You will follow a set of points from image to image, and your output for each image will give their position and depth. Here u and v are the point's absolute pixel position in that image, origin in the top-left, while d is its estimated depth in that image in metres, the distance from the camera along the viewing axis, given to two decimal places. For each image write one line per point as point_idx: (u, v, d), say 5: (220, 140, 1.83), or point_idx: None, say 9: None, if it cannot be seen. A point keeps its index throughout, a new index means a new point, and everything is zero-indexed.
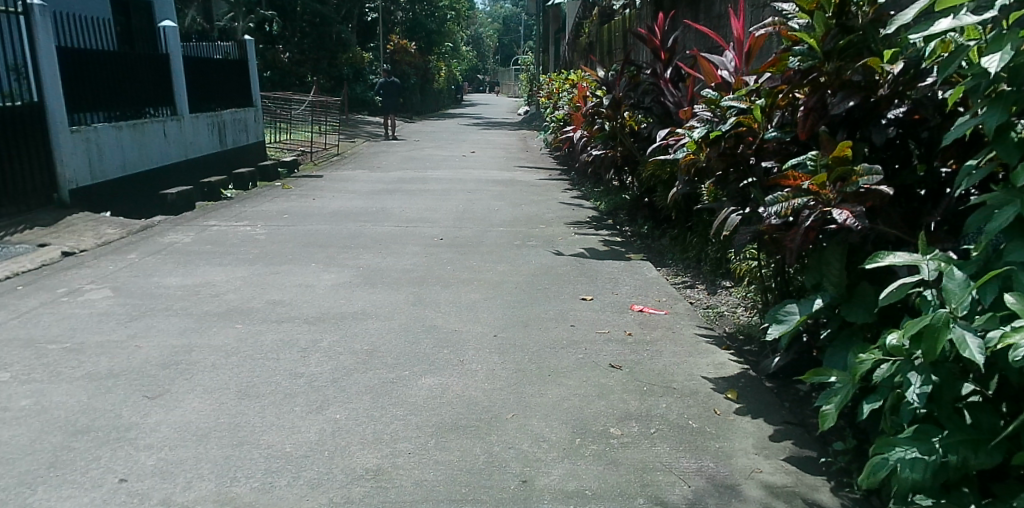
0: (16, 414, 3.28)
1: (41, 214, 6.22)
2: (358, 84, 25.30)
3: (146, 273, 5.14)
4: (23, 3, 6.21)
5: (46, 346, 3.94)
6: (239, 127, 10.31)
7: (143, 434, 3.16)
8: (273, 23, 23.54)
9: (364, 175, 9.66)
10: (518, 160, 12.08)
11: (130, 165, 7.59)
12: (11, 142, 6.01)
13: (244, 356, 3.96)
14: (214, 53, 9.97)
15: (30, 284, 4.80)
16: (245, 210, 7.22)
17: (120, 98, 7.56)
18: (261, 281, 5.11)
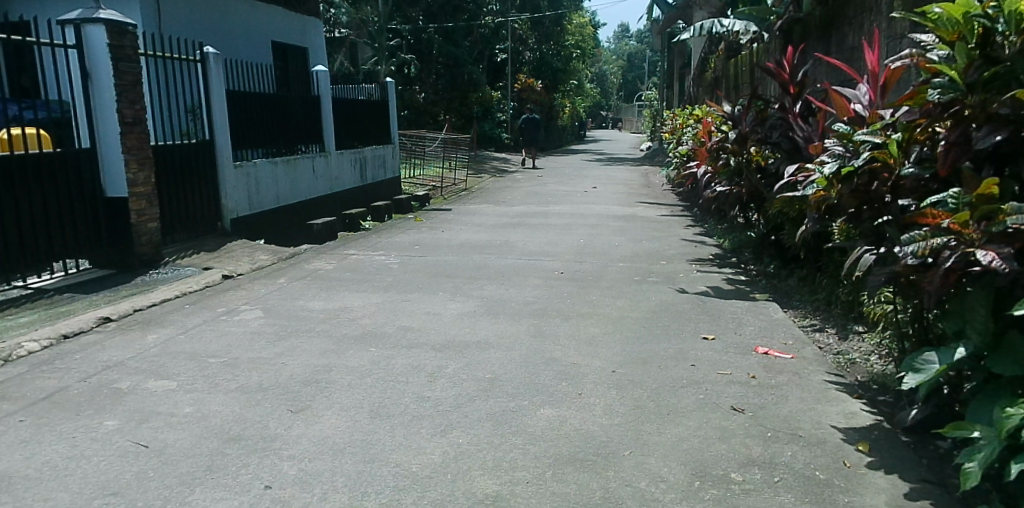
0: (181, 419, 3.69)
1: (207, 240, 6.96)
2: (487, 122, 26.32)
3: (293, 296, 5.61)
4: (201, 52, 7.00)
5: (207, 360, 4.39)
6: (378, 163, 11.01)
7: (287, 445, 3.46)
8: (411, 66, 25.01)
9: (490, 209, 10.01)
10: (639, 195, 12.04)
11: (282, 197, 8.31)
12: (185, 175, 6.77)
13: (377, 377, 4.23)
14: (362, 94, 10.74)
15: (195, 303, 5.36)
16: (380, 240, 7.69)
17: (276, 137, 8.31)
18: (393, 308, 5.44)
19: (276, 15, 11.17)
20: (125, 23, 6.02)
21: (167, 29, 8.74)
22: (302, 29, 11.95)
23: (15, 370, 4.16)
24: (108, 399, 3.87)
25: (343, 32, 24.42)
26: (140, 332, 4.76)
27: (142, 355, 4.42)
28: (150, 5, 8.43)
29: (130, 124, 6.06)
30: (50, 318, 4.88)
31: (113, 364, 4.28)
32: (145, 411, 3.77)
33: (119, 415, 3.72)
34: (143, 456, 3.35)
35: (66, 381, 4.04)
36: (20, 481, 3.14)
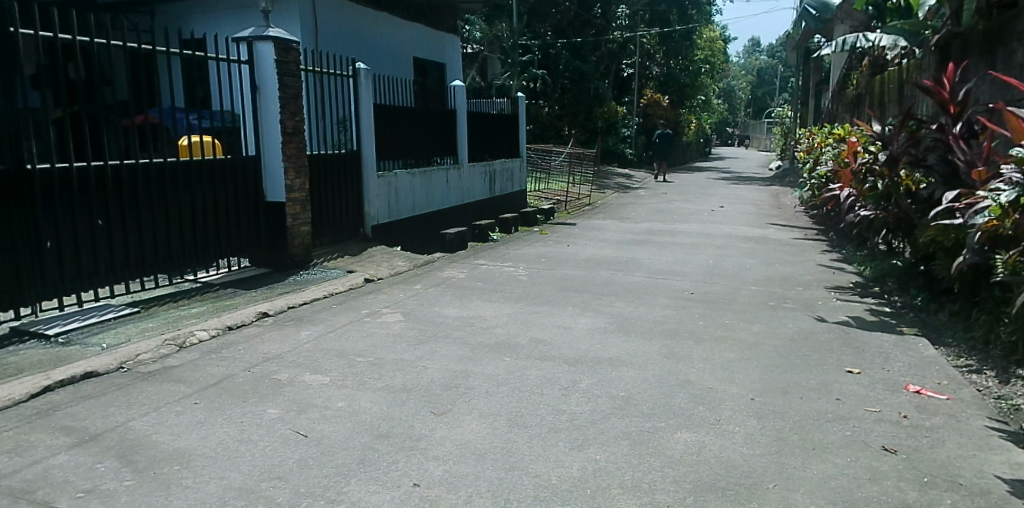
0: (335, 412, 3.94)
1: (350, 245, 7.40)
2: (610, 138, 26.39)
3: (430, 302, 5.84)
4: (353, 67, 7.44)
5: (355, 358, 4.64)
6: (506, 176, 11.25)
7: (432, 446, 3.61)
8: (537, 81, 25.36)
9: (614, 225, 9.98)
10: (769, 216, 11.61)
11: (418, 206, 8.66)
12: (335, 183, 7.23)
13: (512, 387, 4.32)
14: (494, 108, 11.03)
15: (341, 304, 5.69)
16: (508, 252, 7.85)
17: (415, 149, 8.70)
18: (525, 319, 5.54)
19: (417, 32, 11.68)
20: (290, 40, 6.51)
21: (322, 44, 9.34)
22: (441, 45, 12.43)
23: (188, 356, 4.57)
24: (269, 389, 4.18)
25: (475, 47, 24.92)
26: (294, 328, 5.11)
27: (296, 349, 4.74)
28: (308, 23, 9.05)
29: (290, 134, 6.54)
30: (216, 310, 5.34)
31: (272, 356, 4.62)
32: (302, 402, 4.04)
33: (279, 404, 4.01)
34: (303, 445, 3.60)
35: (233, 369, 4.40)
36: (198, 459, 3.46)
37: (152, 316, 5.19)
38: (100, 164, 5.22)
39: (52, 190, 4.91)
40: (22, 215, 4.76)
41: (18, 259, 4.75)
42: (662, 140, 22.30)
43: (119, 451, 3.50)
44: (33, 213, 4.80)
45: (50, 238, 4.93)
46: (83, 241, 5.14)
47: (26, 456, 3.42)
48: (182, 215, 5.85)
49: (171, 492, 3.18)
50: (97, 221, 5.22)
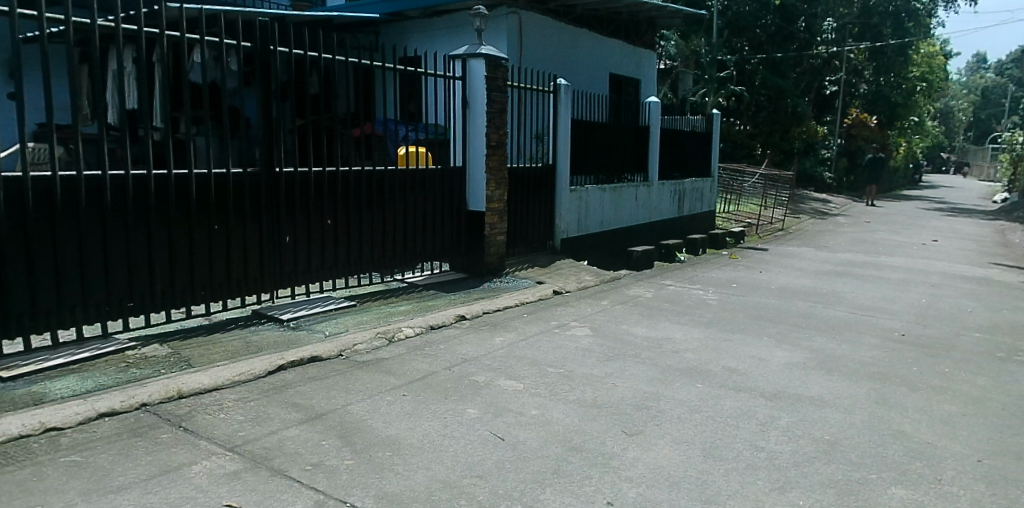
0: (529, 419, 4.07)
1: (539, 256, 7.66)
2: (808, 158, 25.30)
3: (618, 319, 5.86)
4: (554, 83, 7.68)
5: (547, 368, 4.77)
6: (695, 195, 11.04)
7: (625, 466, 3.60)
8: (731, 99, 24.57)
9: (810, 253, 9.42)
10: (995, 255, 10.30)
11: (606, 222, 8.76)
12: (529, 196, 7.51)
13: (705, 415, 4.22)
14: (688, 125, 10.83)
15: (532, 313, 5.88)
16: (697, 274, 7.67)
17: (607, 165, 8.79)
18: (717, 346, 5.38)
19: (615, 48, 11.78)
20: (500, 57, 6.84)
21: (525, 60, 9.74)
22: (637, 61, 12.45)
23: (396, 350, 4.95)
24: (468, 389, 4.41)
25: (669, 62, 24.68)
26: (489, 333, 5.37)
27: (492, 353, 4.97)
28: (515, 40, 9.49)
29: (494, 147, 6.90)
30: (421, 309, 5.75)
31: (470, 358, 4.88)
32: (499, 406, 4.22)
33: (478, 405, 4.22)
34: (500, 448, 3.76)
35: (435, 367, 4.70)
36: (407, 448, 3.74)
37: (365, 309, 5.72)
38: (333, 169, 5.82)
39: (293, 191, 5.56)
40: (269, 212, 5.44)
41: (263, 251, 5.43)
42: (874, 162, 21.18)
43: (340, 432, 3.86)
44: (278, 210, 5.47)
45: (289, 234, 5.59)
46: (315, 238, 5.77)
47: (264, 425, 3.88)
48: (396, 219, 6.37)
49: (385, 476, 3.46)
50: (327, 220, 5.82)
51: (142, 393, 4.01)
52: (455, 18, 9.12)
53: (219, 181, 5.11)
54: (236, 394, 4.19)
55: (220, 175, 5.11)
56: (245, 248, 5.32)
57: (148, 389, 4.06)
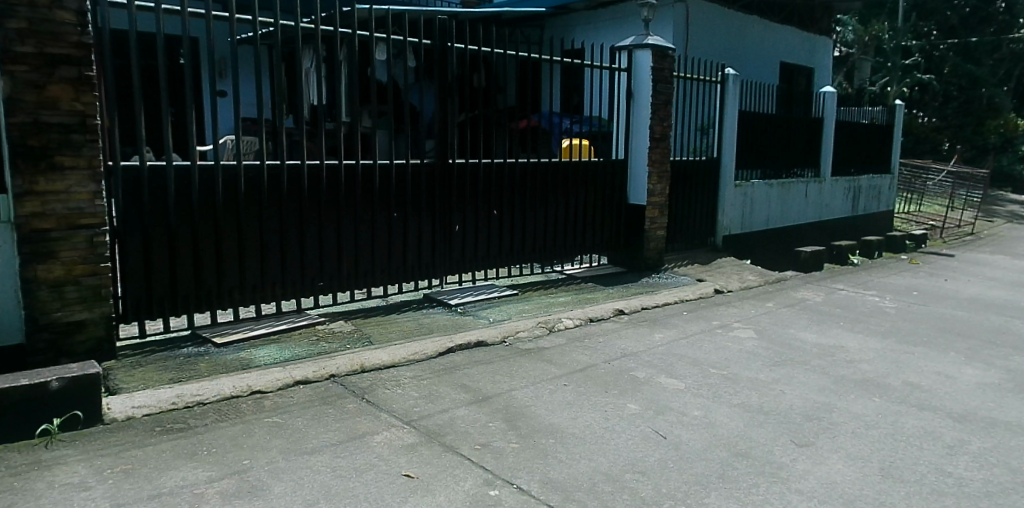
0: (692, 420, 4.03)
1: (700, 253, 7.55)
2: (1005, 156, 21.90)
3: (784, 323, 5.63)
4: (722, 74, 7.51)
5: (709, 369, 4.69)
6: (871, 194, 10.33)
7: (794, 477, 3.46)
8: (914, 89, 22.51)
9: (1008, 262, 8.47)
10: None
11: (771, 221, 8.47)
12: (691, 190, 7.41)
13: (883, 432, 3.96)
14: (867, 117, 10.11)
15: (693, 312, 5.79)
16: (872, 279, 7.17)
17: (775, 159, 8.46)
18: (896, 359, 5.01)
19: (788, 35, 11.21)
20: (667, 47, 6.75)
21: (692, 50, 9.50)
22: (811, 48, 11.79)
23: (557, 340, 5.08)
24: (628, 384, 4.44)
25: (845, 50, 23.05)
26: (649, 329, 5.36)
27: (652, 350, 4.97)
28: (682, 29, 9.31)
29: (658, 139, 6.86)
30: (580, 301, 5.85)
31: (630, 353, 4.90)
32: (661, 404, 4.21)
33: (639, 401, 4.23)
34: (663, 446, 3.75)
35: (595, 359, 4.77)
36: (570, 437, 3.82)
37: (527, 299, 5.92)
38: (501, 161, 6.07)
39: (464, 181, 5.88)
40: (442, 201, 5.78)
41: (435, 238, 5.79)
42: None
43: (505, 416, 4.03)
44: (449, 199, 5.80)
45: (459, 223, 5.91)
46: (482, 227, 6.06)
47: (437, 403, 4.13)
48: (557, 211, 6.53)
49: (549, 462, 3.57)
50: (494, 210, 6.09)
51: (331, 365, 4.42)
52: (621, 9, 9.12)
53: (400, 171, 5.50)
54: (411, 371, 4.50)
55: (400, 166, 5.50)
56: (419, 235, 5.69)
57: (336, 362, 4.46)
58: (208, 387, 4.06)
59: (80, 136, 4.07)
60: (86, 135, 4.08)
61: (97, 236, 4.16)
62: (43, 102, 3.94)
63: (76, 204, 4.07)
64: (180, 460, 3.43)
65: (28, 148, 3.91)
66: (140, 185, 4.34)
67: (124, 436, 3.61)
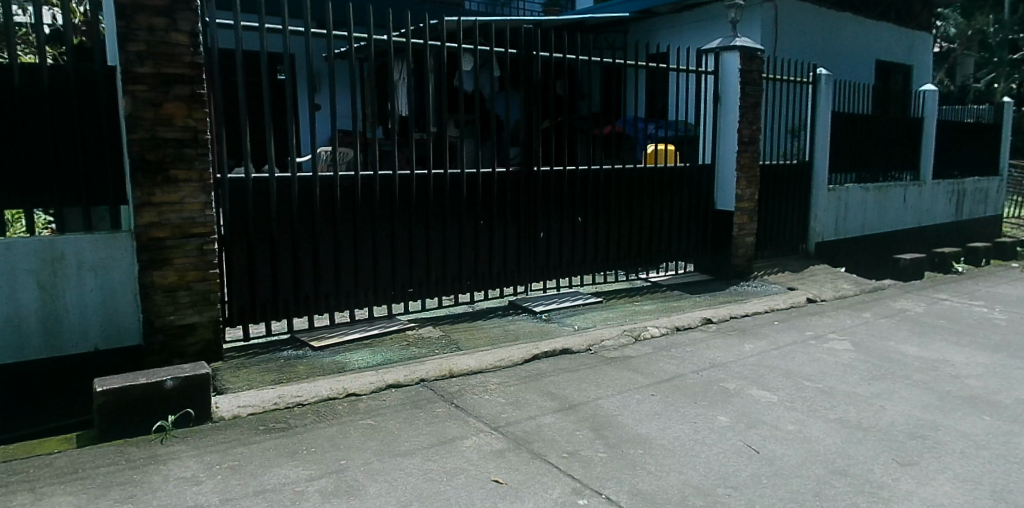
0: (786, 434, 3.91)
1: (790, 260, 7.34)
2: None
3: (883, 335, 5.39)
4: (814, 74, 7.26)
5: (803, 382, 4.55)
6: (976, 197, 9.78)
7: (898, 498, 3.29)
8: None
9: None
10: None
11: (867, 226, 8.15)
12: (782, 195, 7.23)
13: (996, 453, 3.72)
14: (971, 116, 9.58)
15: (784, 322, 5.63)
16: (979, 289, 6.76)
17: (871, 162, 8.13)
18: (1009, 375, 4.71)
19: (883, 31, 10.74)
20: (756, 49, 6.59)
21: (782, 51, 9.22)
22: (909, 44, 11.26)
23: (644, 349, 5.05)
24: (718, 396, 4.35)
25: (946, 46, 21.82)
26: (738, 339, 5.24)
27: (742, 361, 4.86)
28: (771, 29, 9.05)
29: (746, 143, 6.71)
30: (666, 310, 5.80)
31: (719, 364, 4.81)
32: (752, 417, 4.11)
33: (729, 413, 4.14)
34: (755, 460, 3.65)
35: (683, 369, 4.71)
36: (659, 448, 3.77)
37: (612, 306, 5.93)
38: (584, 169, 6.12)
39: (548, 189, 5.97)
40: (526, 209, 5.89)
41: (519, 245, 5.90)
42: None
43: (592, 424, 4.00)
44: (534, 207, 5.90)
45: (543, 230, 6.00)
46: (566, 234, 6.13)
47: (524, 410, 4.16)
48: (642, 218, 6.52)
49: (637, 473, 3.52)
50: (578, 218, 6.15)
51: (420, 370, 4.55)
52: (707, 11, 8.96)
53: (486, 179, 5.64)
54: (498, 377, 4.56)
55: (486, 174, 5.64)
56: (504, 242, 5.82)
57: (425, 367, 4.58)
58: (307, 389, 4.25)
59: (193, 150, 4.35)
60: (198, 149, 4.36)
61: (207, 244, 4.43)
62: (160, 119, 4.23)
63: (189, 214, 4.35)
64: (282, 459, 3.59)
65: (146, 162, 4.21)
66: (246, 195, 4.62)
67: (230, 434, 3.82)
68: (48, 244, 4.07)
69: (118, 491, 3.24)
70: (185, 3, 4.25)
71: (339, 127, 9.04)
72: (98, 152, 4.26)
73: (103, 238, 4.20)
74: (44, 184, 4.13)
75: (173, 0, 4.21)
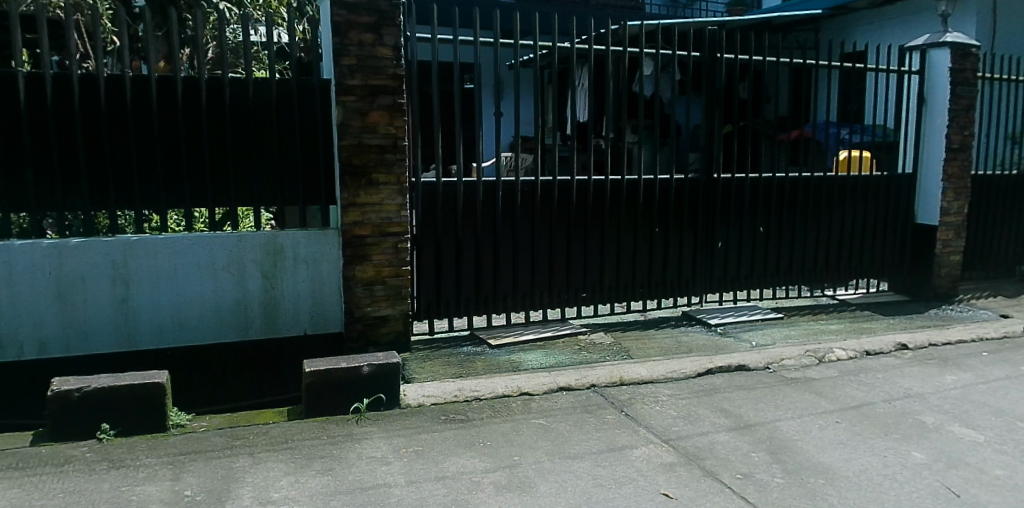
0: (994, 480, 3.51)
1: (1005, 283, 6.73)
2: None
3: None
4: None
5: (1017, 423, 4.06)
6: None
7: None
8: None
9: None
10: None
11: None
12: (1002, 210, 6.58)
13: None
14: None
15: (995, 353, 5.07)
16: None
17: None
18: None
19: None
20: (971, 44, 5.96)
21: (1002, 46, 8.26)
22: None
23: (828, 372, 4.77)
24: (913, 430, 4.00)
25: None
26: (938, 369, 4.79)
27: (942, 394, 4.43)
28: (989, 25, 8.13)
29: (956, 150, 6.10)
30: (854, 331, 5.46)
31: (915, 394, 4.42)
32: (954, 457, 3.72)
33: (925, 450, 3.79)
34: (957, 504, 3.29)
35: (872, 397, 4.38)
36: (843, 480, 3.50)
37: (793, 324, 5.68)
38: (769, 177, 5.88)
39: (728, 197, 5.81)
40: (704, 219, 5.78)
41: (696, 254, 5.80)
42: None
43: (769, 447, 3.81)
44: (713, 216, 5.78)
45: (722, 240, 5.85)
46: (747, 245, 5.93)
47: (696, 425, 4.07)
48: (831, 230, 6.15)
49: (818, 504, 3.29)
50: (760, 228, 5.92)
51: (592, 375, 4.65)
52: (913, 5, 8.21)
53: (663, 186, 5.61)
54: (670, 390, 4.53)
55: (664, 181, 5.61)
56: (680, 251, 5.76)
57: (596, 372, 4.68)
58: (484, 385, 4.50)
59: (392, 155, 4.73)
60: (396, 155, 4.73)
61: (401, 243, 4.82)
62: (366, 127, 4.64)
63: (387, 214, 4.75)
64: (460, 449, 3.81)
65: (353, 166, 4.64)
66: (435, 199, 4.97)
67: (416, 421, 4.13)
68: (271, 238, 4.62)
69: (320, 463, 3.62)
70: (391, 19, 4.63)
71: (522, 134, 9.41)
72: (314, 158, 4.77)
73: (315, 235, 4.71)
74: (270, 186, 4.69)
75: (381, 18, 4.61)
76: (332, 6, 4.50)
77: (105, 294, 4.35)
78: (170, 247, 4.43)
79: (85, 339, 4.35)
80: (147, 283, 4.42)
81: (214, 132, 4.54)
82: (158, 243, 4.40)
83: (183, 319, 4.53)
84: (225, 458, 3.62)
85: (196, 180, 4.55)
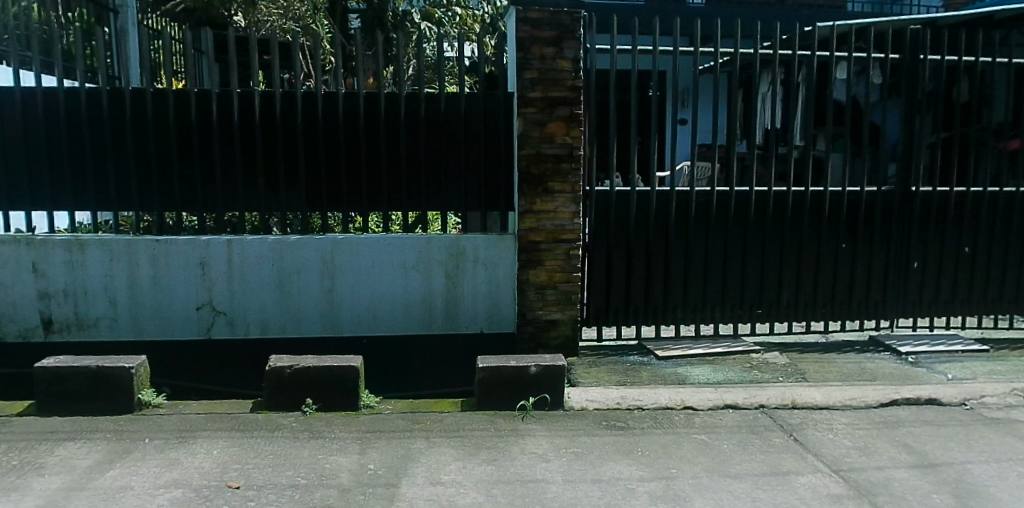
0: None
1: None
2: None
3: None
4: None
5: None
6: None
7: None
8: None
9: None
10: None
11: None
12: None
13: None
14: None
15: None
16: None
17: None
18: None
19: None
20: None
21: None
22: None
23: None
24: None
25: None
26: None
27: None
28: None
29: None
30: None
31: None
32: None
33: None
34: None
35: None
36: None
37: (1001, 359, 5.07)
38: (978, 191, 5.35)
39: (928, 212, 5.34)
40: (899, 235, 5.35)
41: (889, 274, 5.38)
42: None
43: (955, 490, 3.46)
44: (910, 233, 5.33)
45: (918, 260, 5.39)
46: (949, 266, 5.43)
47: (872, 458, 3.79)
48: None
49: None
50: (965, 248, 5.42)
51: (761, 395, 4.51)
52: None
53: (853, 199, 5.27)
54: (846, 418, 4.27)
55: (854, 194, 5.27)
56: (870, 269, 5.37)
57: (767, 393, 4.53)
58: (647, 395, 4.55)
59: (568, 165, 4.92)
60: (571, 165, 4.92)
61: (572, 250, 5.00)
62: (543, 137, 4.87)
63: (560, 222, 4.95)
64: (618, 455, 3.89)
65: (530, 175, 4.89)
66: (608, 207, 5.08)
67: (577, 423, 4.28)
68: (455, 241, 5.01)
69: (485, 453, 3.89)
70: (571, 33, 4.82)
71: (702, 142, 9.28)
72: (496, 167, 5.10)
73: (494, 239, 5.02)
74: (455, 193, 5.09)
75: (561, 32, 4.81)
76: (516, 22, 4.77)
77: (315, 286, 4.99)
78: (369, 246, 4.97)
79: (298, 323, 5.03)
80: (349, 278, 5.00)
81: (411, 142, 5.02)
82: (360, 243, 4.97)
83: (377, 311, 5.06)
84: (404, 439, 4.03)
85: (392, 187, 5.06)
